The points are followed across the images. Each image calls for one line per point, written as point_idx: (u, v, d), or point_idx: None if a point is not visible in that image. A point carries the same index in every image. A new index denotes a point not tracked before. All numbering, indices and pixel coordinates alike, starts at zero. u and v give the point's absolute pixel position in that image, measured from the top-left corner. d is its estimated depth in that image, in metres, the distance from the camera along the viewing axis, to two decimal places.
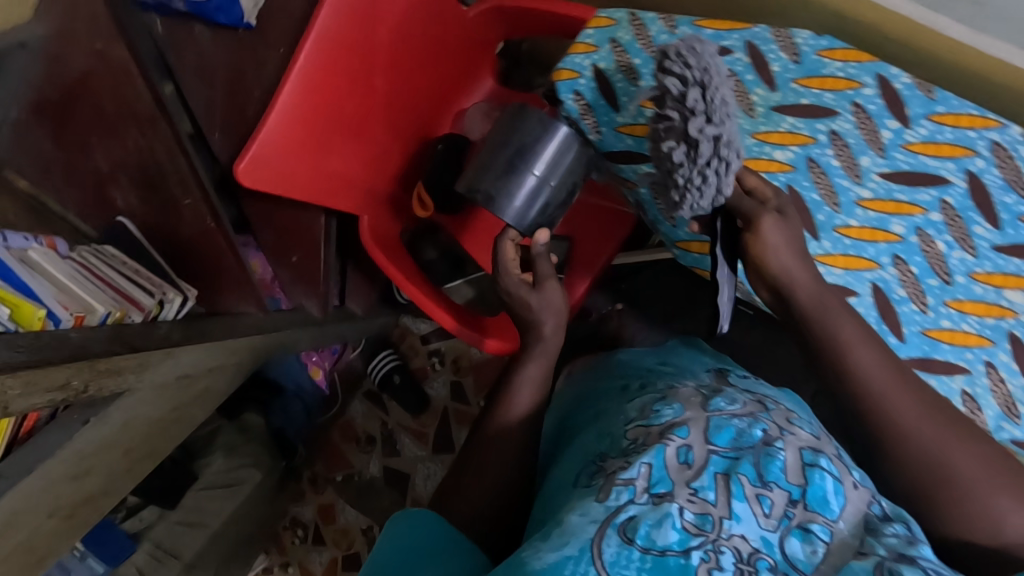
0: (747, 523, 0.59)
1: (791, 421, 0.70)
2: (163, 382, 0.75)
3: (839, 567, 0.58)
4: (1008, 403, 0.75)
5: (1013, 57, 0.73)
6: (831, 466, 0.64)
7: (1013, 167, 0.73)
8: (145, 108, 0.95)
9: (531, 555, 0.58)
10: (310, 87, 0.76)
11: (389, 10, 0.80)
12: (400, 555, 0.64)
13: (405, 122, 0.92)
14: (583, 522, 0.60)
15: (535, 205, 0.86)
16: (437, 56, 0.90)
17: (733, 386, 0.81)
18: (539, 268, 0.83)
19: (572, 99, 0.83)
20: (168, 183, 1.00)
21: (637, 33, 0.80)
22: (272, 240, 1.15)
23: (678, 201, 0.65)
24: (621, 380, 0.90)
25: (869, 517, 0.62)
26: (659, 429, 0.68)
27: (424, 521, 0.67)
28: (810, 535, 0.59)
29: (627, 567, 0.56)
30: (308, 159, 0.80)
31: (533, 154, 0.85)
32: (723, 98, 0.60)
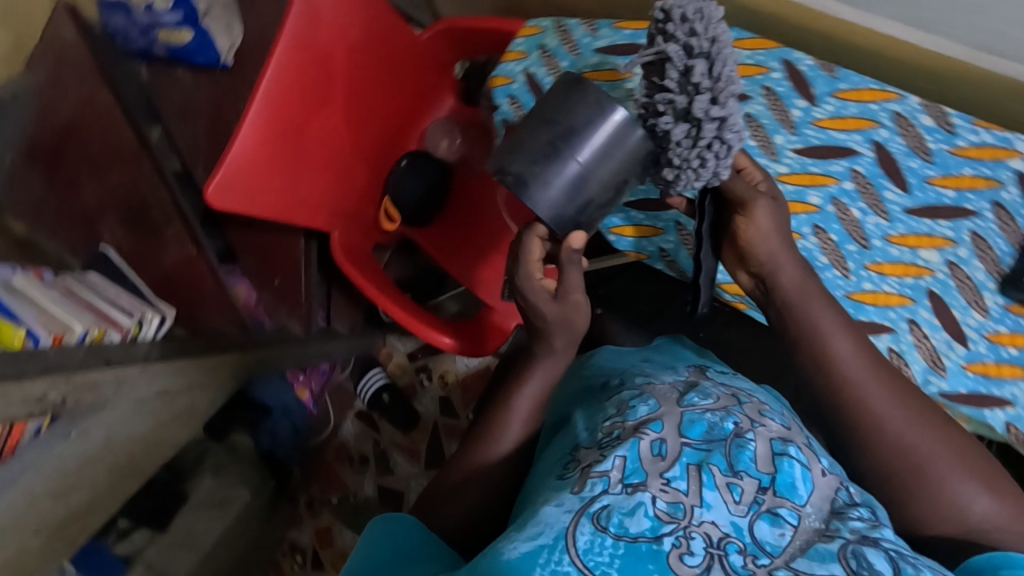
0: (717, 509, 0.58)
1: (765, 414, 0.70)
2: (141, 398, 0.79)
3: (808, 549, 0.56)
4: (933, 357, 0.79)
5: (902, 34, 0.77)
6: (800, 455, 0.64)
7: (914, 135, 0.77)
8: (128, 146, 1.02)
9: (507, 544, 0.56)
10: (272, 111, 0.81)
11: (346, 32, 0.85)
12: (376, 558, 0.65)
13: (368, 142, 0.97)
14: (557, 511, 0.58)
15: (573, 201, 0.72)
16: (394, 78, 0.96)
17: (710, 379, 0.80)
18: (566, 276, 0.70)
19: (507, 103, 0.81)
20: (152, 215, 1.05)
21: (564, 38, 0.79)
22: (256, 265, 1.21)
23: (672, 180, 0.69)
24: (599, 377, 0.87)
25: (837, 500, 0.62)
26: (634, 424, 0.67)
27: (407, 530, 0.66)
28: (778, 518, 0.58)
29: (601, 555, 0.55)
30: (273, 179, 0.85)
31: (580, 138, 0.70)
32: (729, 76, 0.63)
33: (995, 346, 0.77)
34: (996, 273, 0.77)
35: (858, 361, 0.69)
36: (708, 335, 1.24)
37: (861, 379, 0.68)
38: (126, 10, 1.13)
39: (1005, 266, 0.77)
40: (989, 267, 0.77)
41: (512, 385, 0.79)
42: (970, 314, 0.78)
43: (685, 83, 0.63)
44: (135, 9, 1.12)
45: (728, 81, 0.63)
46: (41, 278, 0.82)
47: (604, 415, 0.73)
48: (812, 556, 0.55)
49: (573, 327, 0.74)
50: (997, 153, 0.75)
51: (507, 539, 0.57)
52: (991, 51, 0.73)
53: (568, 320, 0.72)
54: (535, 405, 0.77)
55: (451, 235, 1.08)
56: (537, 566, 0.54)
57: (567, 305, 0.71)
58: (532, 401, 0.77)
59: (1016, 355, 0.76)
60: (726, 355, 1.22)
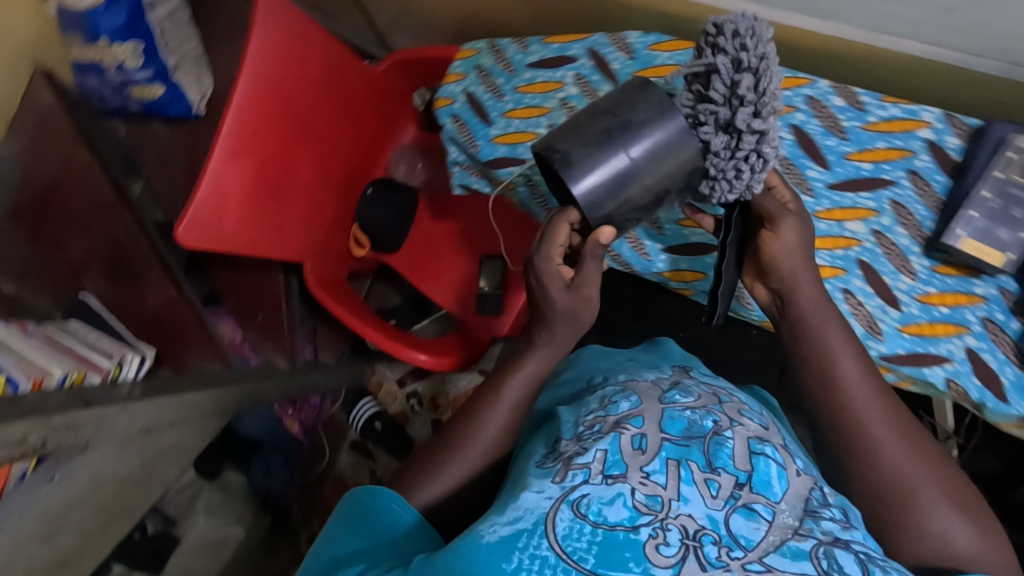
0: (694, 503, 0.57)
1: (744, 413, 0.68)
2: (125, 436, 0.81)
3: (780, 545, 0.54)
4: (869, 322, 0.78)
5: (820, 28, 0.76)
6: (775, 454, 0.62)
7: (828, 114, 0.76)
8: (107, 197, 1.06)
9: (487, 526, 0.57)
10: (238, 152, 0.83)
11: (305, 69, 0.88)
12: (358, 526, 0.66)
13: (335, 174, 1.01)
14: (537, 498, 0.57)
15: (616, 198, 0.64)
16: (352, 111, 0.99)
17: (693, 378, 0.77)
18: (583, 269, 0.68)
19: (451, 121, 0.75)
20: (133, 262, 1.08)
21: (498, 57, 0.73)
22: (240, 302, 1.25)
23: (707, 192, 0.66)
24: (590, 376, 0.85)
25: (812, 499, 0.59)
26: (615, 418, 0.65)
27: (394, 511, 0.66)
28: (754, 514, 0.56)
29: (579, 541, 0.54)
30: (246, 216, 0.87)
31: (637, 130, 0.63)
32: (775, 91, 0.59)
33: (927, 306, 0.76)
34: (919, 237, 0.75)
35: (842, 343, 0.70)
36: (688, 335, 1.25)
37: (839, 351, 0.70)
38: (98, 69, 1.14)
39: (928, 230, 0.75)
40: (912, 232, 0.75)
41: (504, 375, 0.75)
42: (900, 279, 0.77)
43: (728, 94, 0.59)
44: (107, 67, 1.13)
45: (773, 98, 0.59)
46: (24, 328, 0.85)
47: (585, 409, 0.70)
48: (785, 552, 0.53)
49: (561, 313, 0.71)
50: (907, 125, 0.74)
51: (486, 521, 0.57)
52: (894, 34, 0.72)
53: (574, 314, 0.71)
54: (515, 412, 0.74)
55: (421, 261, 1.12)
56: (516, 548, 0.54)
57: (577, 297, 0.70)
58: (513, 405, 0.74)
59: (946, 313, 0.75)
60: (709, 354, 1.23)
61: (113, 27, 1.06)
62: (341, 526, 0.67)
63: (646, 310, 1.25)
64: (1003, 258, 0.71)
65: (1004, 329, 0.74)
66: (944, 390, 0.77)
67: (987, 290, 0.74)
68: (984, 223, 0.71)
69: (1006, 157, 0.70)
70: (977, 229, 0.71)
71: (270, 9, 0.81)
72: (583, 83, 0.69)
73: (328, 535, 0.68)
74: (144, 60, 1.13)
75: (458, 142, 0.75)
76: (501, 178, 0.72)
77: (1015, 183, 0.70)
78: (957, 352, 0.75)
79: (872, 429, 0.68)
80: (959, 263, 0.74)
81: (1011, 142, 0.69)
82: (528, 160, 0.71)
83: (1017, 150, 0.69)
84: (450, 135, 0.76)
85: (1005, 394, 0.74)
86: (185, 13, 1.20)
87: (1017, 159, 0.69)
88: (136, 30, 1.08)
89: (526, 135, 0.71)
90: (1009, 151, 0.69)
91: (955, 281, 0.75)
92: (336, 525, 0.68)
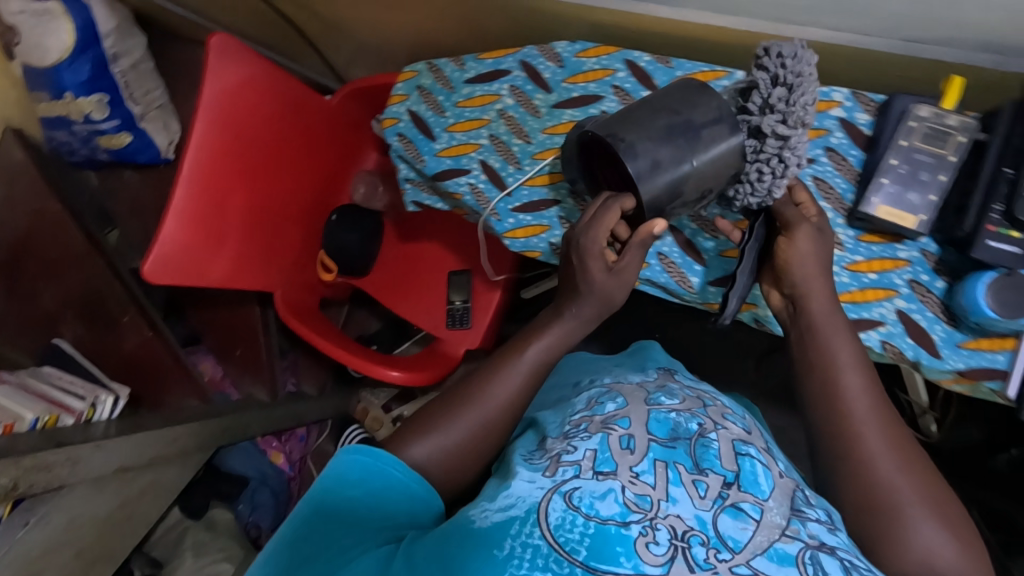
0: (683, 503, 0.50)
1: (728, 417, 0.62)
2: (100, 475, 0.81)
3: (767, 548, 0.48)
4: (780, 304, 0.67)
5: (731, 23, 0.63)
6: (760, 454, 0.56)
7: None
8: (80, 245, 1.08)
9: (477, 512, 0.53)
10: (199, 187, 0.85)
11: (261, 107, 0.91)
12: (369, 494, 0.58)
13: (296, 202, 1.03)
14: (529, 486, 0.53)
15: (660, 177, 0.59)
16: (311, 141, 1.03)
17: (678, 381, 0.70)
18: (629, 254, 0.62)
19: (397, 141, 0.78)
20: (108, 307, 1.10)
21: (437, 77, 0.76)
22: (218, 340, 1.26)
23: (733, 196, 0.63)
24: (573, 377, 0.77)
25: (795, 498, 0.53)
26: (602, 417, 0.60)
27: (416, 499, 0.59)
28: (743, 514, 0.50)
29: (572, 531, 0.48)
30: (210, 249, 0.89)
31: (688, 128, 0.60)
32: (809, 105, 0.58)
33: (855, 274, 0.60)
34: (841, 209, 0.61)
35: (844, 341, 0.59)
36: (665, 335, 1.23)
37: (843, 356, 0.58)
38: (66, 123, 1.16)
39: (849, 201, 0.61)
40: (833, 206, 0.62)
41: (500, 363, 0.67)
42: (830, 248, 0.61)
43: (761, 105, 0.59)
44: (74, 121, 1.15)
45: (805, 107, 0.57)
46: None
47: (570, 411, 0.65)
48: (772, 555, 0.47)
49: (609, 301, 0.66)
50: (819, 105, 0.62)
51: (476, 507, 0.54)
52: (795, 23, 0.60)
53: (607, 300, 0.66)
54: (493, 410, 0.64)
55: (390, 283, 1.15)
56: (507, 535, 0.49)
57: (616, 281, 0.64)
58: None
59: (870, 279, 0.60)
60: (686, 352, 1.22)
61: (77, 82, 1.08)
62: (347, 484, 0.58)
63: (619, 314, 1.25)
64: (921, 223, 0.56)
65: (931, 289, 0.59)
66: (879, 355, 0.61)
67: (910, 253, 0.59)
68: (896, 188, 0.57)
69: (908, 127, 0.57)
70: (890, 194, 0.57)
71: (220, 52, 0.83)
72: (517, 92, 0.72)
73: (326, 488, 0.58)
74: (110, 111, 1.15)
75: (406, 159, 0.77)
76: (449, 189, 0.74)
77: (924, 149, 0.56)
78: (888, 315, 0.60)
79: (864, 431, 0.56)
80: (876, 229, 0.60)
81: (913, 111, 0.57)
82: (473, 169, 0.73)
83: (920, 120, 0.56)
84: (399, 154, 0.78)
85: (938, 350, 0.59)
86: (149, 65, 1.24)
87: (922, 127, 0.56)
88: (101, 83, 1.11)
89: (469, 146, 0.74)
90: (909, 122, 0.57)
91: (880, 248, 0.60)
92: (341, 480, 0.58)
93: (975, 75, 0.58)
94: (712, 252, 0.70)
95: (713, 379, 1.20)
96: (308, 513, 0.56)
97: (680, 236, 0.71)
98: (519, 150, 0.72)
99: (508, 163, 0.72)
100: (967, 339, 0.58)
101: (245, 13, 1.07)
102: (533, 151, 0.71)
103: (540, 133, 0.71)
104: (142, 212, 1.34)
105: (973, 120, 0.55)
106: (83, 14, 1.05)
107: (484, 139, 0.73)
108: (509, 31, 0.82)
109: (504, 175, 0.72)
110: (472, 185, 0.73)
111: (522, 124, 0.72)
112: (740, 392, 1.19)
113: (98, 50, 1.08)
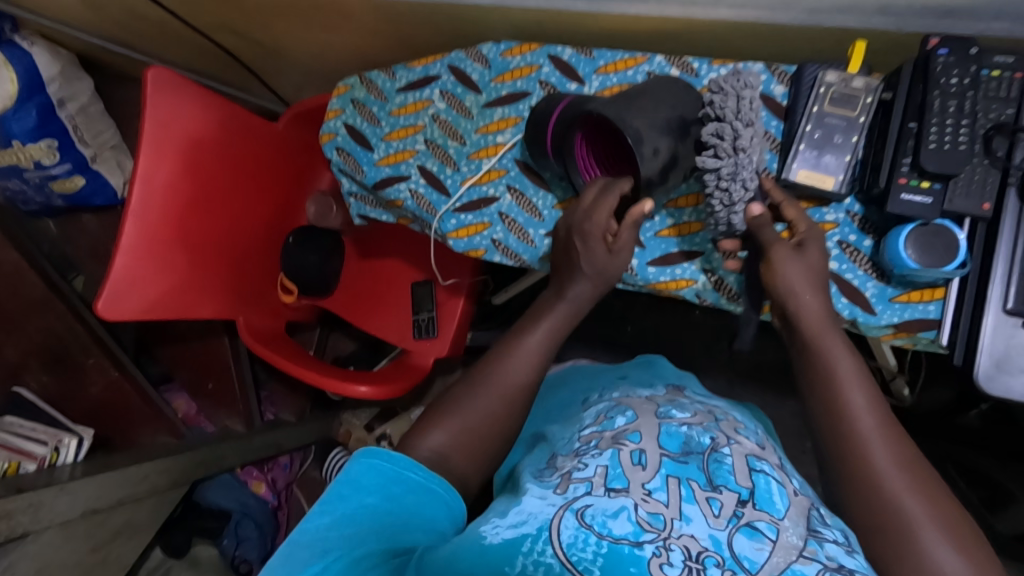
0: (697, 522, 0.50)
1: (740, 431, 0.62)
2: (67, 519, 0.79)
3: (785, 569, 0.47)
4: (718, 281, 0.68)
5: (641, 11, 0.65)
6: (773, 471, 0.56)
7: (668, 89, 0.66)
8: (36, 292, 1.04)
9: (488, 529, 0.52)
10: (149, 221, 0.84)
11: (207, 137, 0.91)
12: (386, 502, 0.54)
13: (252, 229, 1.04)
14: (540, 503, 0.52)
15: (655, 163, 0.59)
16: (263, 167, 1.03)
17: (688, 396, 0.70)
18: (626, 234, 0.63)
19: (337, 155, 0.78)
20: (72, 352, 1.08)
21: (370, 89, 0.78)
22: (189, 376, 1.25)
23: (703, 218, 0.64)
24: (579, 394, 0.76)
25: (811, 517, 0.52)
26: (612, 433, 0.59)
27: (436, 504, 0.55)
28: (758, 532, 0.49)
29: (584, 550, 0.48)
30: (166, 282, 0.88)
31: (678, 121, 0.61)
32: (741, 134, 0.57)
33: None
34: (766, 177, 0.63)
35: (843, 352, 0.57)
36: (636, 326, 1.24)
37: (842, 367, 0.57)
38: (18, 172, 1.16)
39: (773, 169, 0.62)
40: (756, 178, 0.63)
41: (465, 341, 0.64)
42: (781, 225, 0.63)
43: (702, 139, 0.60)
44: (26, 168, 1.15)
45: (739, 132, 0.57)
46: None
47: (578, 425, 0.65)
48: None
49: (604, 272, 0.65)
50: None
51: (486, 522, 0.53)
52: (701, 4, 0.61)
53: (603, 275, 0.65)
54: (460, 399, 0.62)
55: (357, 302, 1.16)
56: (519, 553, 0.49)
57: (617, 261, 0.64)
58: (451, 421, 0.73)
59: None
60: (657, 341, 1.23)
61: (25, 129, 1.07)
62: (363, 490, 0.54)
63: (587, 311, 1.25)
64: (840, 183, 0.58)
65: (860, 248, 0.60)
66: None
67: (836, 215, 0.61)
68: (813, 153, 0.59)
69: (818, 93, 0.59)
70: (807, 159, 0.59)
71: (157, 85, 0.83)
72: (449, 96, 0.74)
73: (342, 495, 0.54)
74: (61, 156, 1.15)
75: (346, 172, 0.78)
76: (390, 197, 0.75)
77: (834, 113, 0.58)
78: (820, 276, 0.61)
79: (871, 445, 0.54)
80: (804, 195, 0.61)
81: (821, 77, 0.58)
82: (412, 175, 0.75)
83: (828, 85, 0.58)
84: (339, 168, 0.79)
85: (872, 306, 0.60)
86: (98, 107, 1.24)
87: (831, 92, 0.58)
88: (50, 128, 1.10)
89: (406, 153, 0.75)
90: (819, 88, 0.58)
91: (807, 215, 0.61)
92: (356, 487, 0.54)
93: (877, 38, 0.60)
94: (648, 233, 0.70)
95: (687, 365, 1.21)
96: (324, 524, 0.52)
97: None
98: (455, 151, 0.74)
99: (445, 166, 0.74)
100: (897, 292, 0.59)
101: (185, 47, 1.07)
102: (468, 151, 0.73)
103: (474, 133, 0.73)
104: (103, 255, 1.34)
105: (876, 80, 0.57)
106: (25, 61, 1.03)
107: (420, 145, 0.75)
108: (439, 40, 0.83)
109: (442, 177, 0.74)
110: (412, 191, 0.74)
111: (455, 126, 0.74)
112: (715, 376, 1.20)
113: (44, 96, 1.07)
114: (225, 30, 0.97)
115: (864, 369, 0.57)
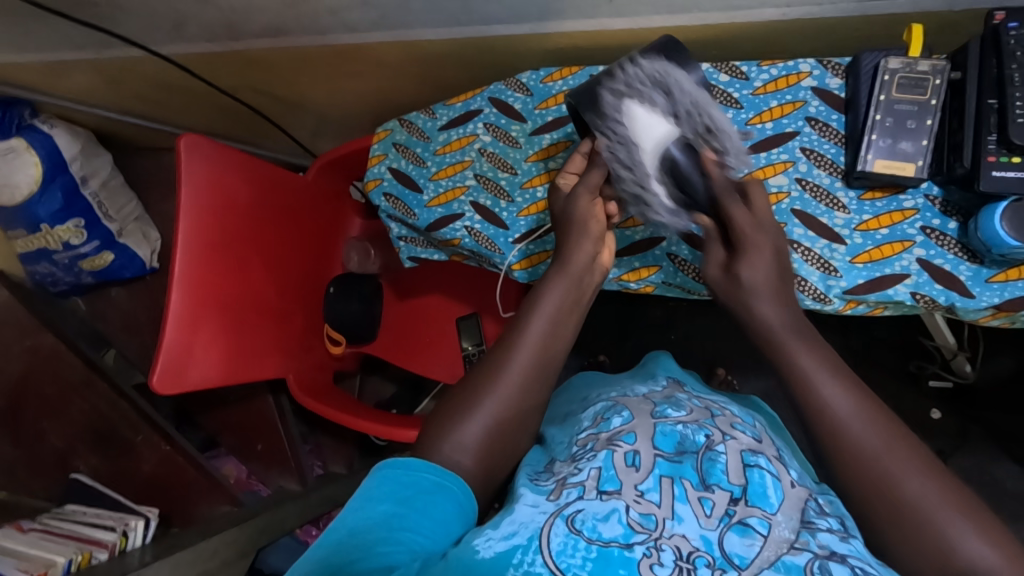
0: (689, 521, 0.47)
1: (737, 426, 0.58)
2: None
3: (775, 561, 0.45)
4: (811, 270, 0.63)
5: (679, 22, 0.65)
6: (769, 465, 0.52)
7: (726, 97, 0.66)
8: (78, 374, 1.04)
9: (480, 541, 0.47)
10: (194, 288, 0.81)
11: (241, 199, 0.89)
12: (400, 509, 0.48)
13: (291, 282, 1.02)
14: (532, 511, 0.49)
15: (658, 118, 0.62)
16: (294, 221, 1.02)
17: (686, 391, 0.68)
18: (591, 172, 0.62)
19: (384, 201, 0.79)
20: (118, 430, 1.06)
21: (410, 130, 0.79)
22: (236, 440, 1.21)
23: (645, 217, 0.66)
24: (582, 393, 0.75)
25: (807, 509, 0.49)
26: (607, 434, 0.56)
27: (450, 506, 0.49)
28: (752, 529, 0.47)
29: (574, 556, 0.45)
30: (218, 348, 0.85)
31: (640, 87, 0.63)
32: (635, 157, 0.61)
33: (868, 233, 0.62)
34: (837, 172, 0.64)
35: (808, 357, 0.54)
36: (679, 334, 1.21)
37: (803, 364, 0.54)
38: (46, 255, 1.15)
39: (842, 163, 0.64)
40: (829, 171, 0.64)
41: (504, 351, 0.57)
42: (865, 209, 0.63)
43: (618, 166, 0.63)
44: (55, 250, 1.14)
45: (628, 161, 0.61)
46: (23, 528, 0.88)
47: (576, 429, 0.62)
48: (780, 568, 0.44)
49: (569, 269, 0.60)
50: (790, 80, 0.65)
51: (478, 534, 0.48)
52: (746, 8, 0.61)
53: (580, 279, 0.60)
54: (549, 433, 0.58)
55: (404, 343, 1.14)
56: (509, 566, 0.46)
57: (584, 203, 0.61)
58: None
59: (884, 234, 0.62)
60: (705, 347, 1.20)
61: (51, 211, 1.07)
62: (375, 500, 0.49)
63: (630, 325, 1.23)
64: (920, 169, 0.59)
65: (945, 232, 0.61)
66: (912, 307, 0.63)
67: (915, 201, 0.61)
68: (887, 141, 0.60)
69: (884, 81, 0.59)
70: (882, 149, 0.60)
71: (191, 151, 0.80)
72: (494, 129, 0.75)
73: (353, 509, 0.49)
74: (88, 234, 1.14)
75: (396, 216, 0.79)
76: (445, 237, 0.75)
77: (904, 99, 0.59)
78: (911, 265, 0.61)
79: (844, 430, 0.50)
80: (879, 185, 0.62)
81: (884, 65, 0.59)
82: (465, 212, 0.75)
83: (892, 72, 0.59)
84: (387, 213, 0.80)
85: (969, 289, 0.60)
86: (118, 180, 1.24)
87: (897, 78, 0.59)
88: (75, 208, 1.09)
89: (456, 190, 0.76)
90: (884, 76, 0.59)
91: (885, 203, 0.62)
92: (368, 499, 0.49)
93: (933, 20, 0.60)
94: None
95: (740, 368, 1.18)
96: (335, 538, 0.47)
97: (686, 233, 0.71)
98: (507, 183, 0.74)
99: (499, 199, 0.74)
100: (994, 273, 0.59)
101: (204, 110, 1.07)
102: (521, 181, 0.74)
103: (524, 162, 0.74)
104: (135, 329, 1.33)
105: (942, 61, 0.58)
106: (46, 144, 1.03)
107: (469, 180, 0.76)
108: (467, 75, 0.83)
109: (497, 211, 0.74)
110: (468, 228, 0.74)
111: (504, 158, 0.75)
112: (766, 376, 1.17)
113: (66, 175, 1.07)
114: (248, 89, 0.97)
115: (832, 361, 0.54)
